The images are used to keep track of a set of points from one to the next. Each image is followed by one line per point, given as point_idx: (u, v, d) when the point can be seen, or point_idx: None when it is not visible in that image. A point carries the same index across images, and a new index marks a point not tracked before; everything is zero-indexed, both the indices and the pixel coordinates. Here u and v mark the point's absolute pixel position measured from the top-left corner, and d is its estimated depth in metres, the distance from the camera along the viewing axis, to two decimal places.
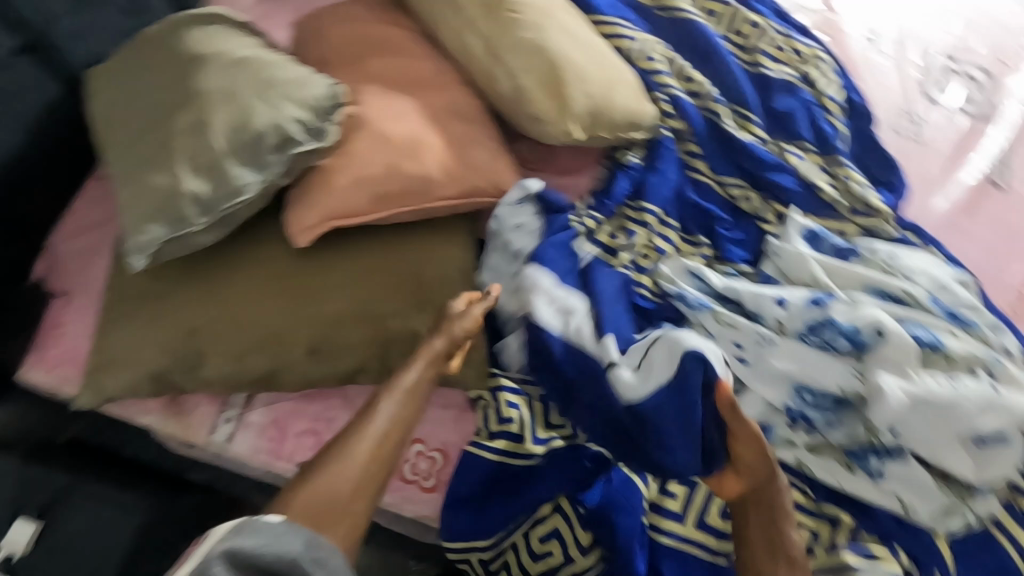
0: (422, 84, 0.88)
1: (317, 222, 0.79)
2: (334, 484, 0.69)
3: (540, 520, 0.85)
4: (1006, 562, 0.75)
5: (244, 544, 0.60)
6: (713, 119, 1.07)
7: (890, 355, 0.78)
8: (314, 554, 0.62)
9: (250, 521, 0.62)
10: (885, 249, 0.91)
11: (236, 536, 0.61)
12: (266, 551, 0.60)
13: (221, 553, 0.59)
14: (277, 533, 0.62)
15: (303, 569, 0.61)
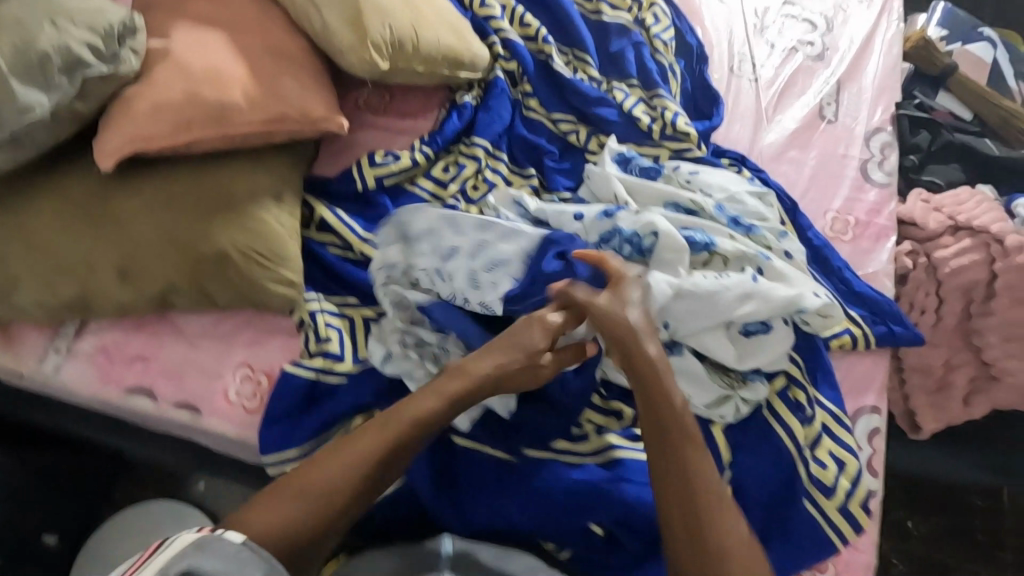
0: (234, 20, 0.92)
1: (119, 146, 0.83)
2: (288, 512, 0.66)
3: (353, 432, 0.88)
4: (779, 445, 0.82)
5: (204, 565, 0.56)
6: (545, 61, 1.12)
7: (671, 260, 0.83)
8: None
9: (210, 540, 0.59)
10: (689, 170, 0.95)
11: (198, 554, 0.57)
12: (225, 575, 0.57)
13: (180, 572, 0.55)
14: (234, 559, 0.58)
15: None
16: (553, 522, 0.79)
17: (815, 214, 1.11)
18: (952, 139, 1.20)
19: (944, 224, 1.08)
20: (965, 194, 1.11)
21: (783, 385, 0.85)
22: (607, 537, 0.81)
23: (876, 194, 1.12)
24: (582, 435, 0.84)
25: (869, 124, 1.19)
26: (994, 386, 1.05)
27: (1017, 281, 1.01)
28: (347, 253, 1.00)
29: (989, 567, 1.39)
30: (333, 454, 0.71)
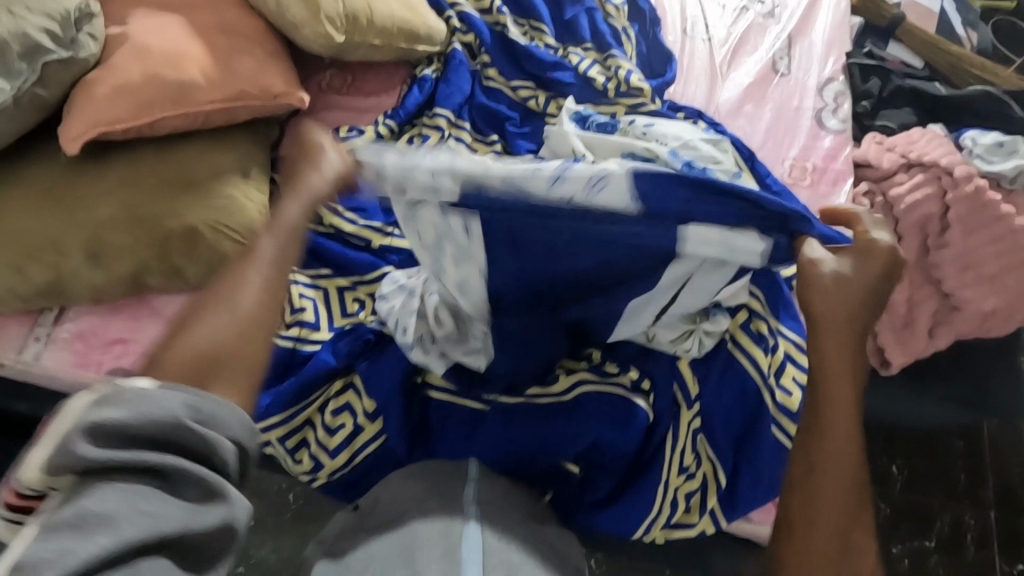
0: (191, 4, 0.95)
1: (83, 131, 0.86)
2: (202, 343, 0.71)
3: (333, 396, 0.90)
4: (746, 377, 0.84)
5: (110, 415, 0.50)
6: (501, 32, 1.15)
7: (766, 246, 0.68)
8: (201, 416, 0.54)
9: (111, 392, 0.52)
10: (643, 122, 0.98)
11: (101, 409, 0.50)
12: (146, 416, 0.51)
13: (84, 426, 0.49)
14: (152, 404, 0.52)
15: (188, 428, 0.52)
16: (529, 464, 0.82)
17: (773, 162, 1.15)
18: (902, 84, 1.23)
19: (896, 162, 1.11)
20: (917, 134, 1.14)
21: (746, 318, 0.85)
22: (581, 478, 0.85)
23: (832, 140, 1.16)
24: (552, 379, 0.85)
25: (821, 76, 1.23)
26: (955, 316, 1.08)
27: (965, 211, 1.05)
28: (318, 226, 1.01)
29: (971, 503, 1.42)
30: (232, 301, 0.75)
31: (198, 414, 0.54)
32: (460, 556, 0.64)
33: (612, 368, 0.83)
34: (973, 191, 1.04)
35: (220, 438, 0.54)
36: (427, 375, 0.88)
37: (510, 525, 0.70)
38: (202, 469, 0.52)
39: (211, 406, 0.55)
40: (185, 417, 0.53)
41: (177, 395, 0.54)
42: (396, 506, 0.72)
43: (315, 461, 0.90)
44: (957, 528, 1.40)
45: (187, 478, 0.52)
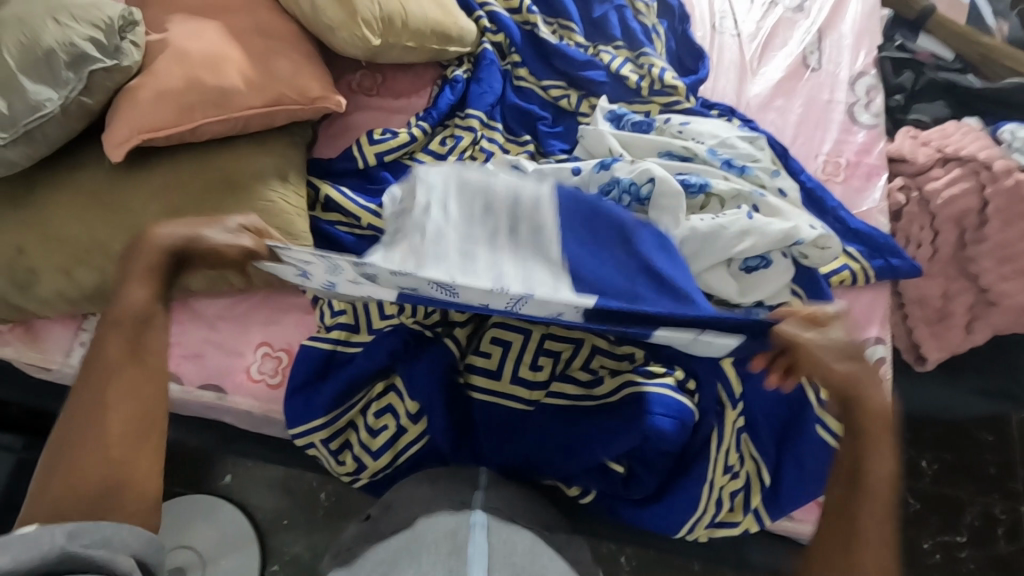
0: (228, 10, 0.96)
1: (128, 136, 0.86)
2: (81, 482, 0.65)
3: (375, 398, 0.91)
4: None
5: None
6: (531, 30, 1.14)
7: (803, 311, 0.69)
8: (83, 541, 0.58)
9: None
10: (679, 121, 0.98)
11: None
12: (25, 549, 0.55)
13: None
14: (24, 538, 0.55)
15: (77, 553, 0.56)
16: (572, 464, 0.82)
17: (806, 158, 1.13)
18: (935, 76, 1.22)
19: (933, 156, 1.11)
20: (951, 128, 1.14)
21: None
22: (626, 476, 0.83)
23: (864, 135, 1.15)
24: (599, 379, 0.86)
25: (852, 69, 1.21)
26: (992, 311, 1.06)
27: (1005, 204, 1.04)
28: (355, 226, 0.99)
29: (1002, 496, 1.41)
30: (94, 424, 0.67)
31: (83, 540, 0.58)
32: (465, 552, 0.63)
33: (659, 367, 0.83)
34: (1014, 185, 1.04)
35: (103, 556, 0.57)
36: (468, 376, 0.88)
37: (513, 527, 0.69)
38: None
39: (88, 530, 0.59)
40: (65, 544, 0.57)
41: (48, 533, 0.57)
42: (408, 513, 0.73)
43: (358, 462, 0.91)
44: (989, 522, 1.39)
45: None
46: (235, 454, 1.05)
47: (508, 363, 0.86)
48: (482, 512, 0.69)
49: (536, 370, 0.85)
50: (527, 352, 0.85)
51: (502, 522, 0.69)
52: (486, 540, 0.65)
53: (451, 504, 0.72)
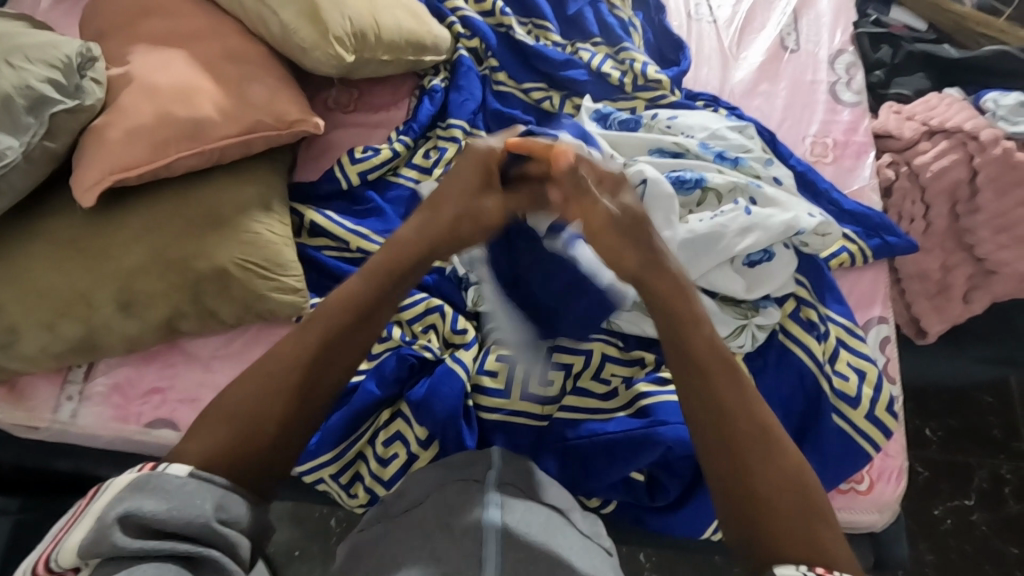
0: (193, 37, 0.92)
1: (100, 178, 0.83)
2: (246, 440, 0.64)
3: (382, 427, 0.88)
4: (803, 368, 0.85)
5: (145, 507, 0.56)
6: (507, 33, 1.11)
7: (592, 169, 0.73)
8: (224, 516, 0.58)
9: (157, 479, 0.58)
10: (667, 115, 0.96)
11: (136, 498, 0.56)
12: (172, 514, 0.56)
13: (118, 516, 0.55)
14: (185, 494, 0.57)
15: (213, 531, 0.57)
16: (590, 478, 0.80)
17: (794, 141, 1.12)
18: (913, 49, 1.22)
19: (919, 130, 1.10)
20: (935, 99, 1.14)
21: (794, 307, 0.87)
22: (648, 483, 0.82)
23: (849, 113, 1.14)
24: (612, 389, 0.84)
25: (831, 47, 1.20)
26: (993, 279, 1.07)
27: (997, 173, 1.05)
28: (345, 251, 0.98)
29: (1007, 457, 1.42)
30: (252, 401, 0.66)
31: (225, 516, 0.58)
32: (482, 535, 0.60)
33: (669, 374, 0.82)
34: (1002, 154, 1.04)
35: (236, 536, 0.58)
36: (479, 398, 0.85)
37: (530, 507, 0.65)
38: (222, 554, 0.56)
39: (234, 504, 0.59)
40: (213, 515, 0.57)
41: (199, 496, 0.58)
42: (421, 492, 0.70)
43: (370, 493, 0.88)
44: (996, 482, 1.41)
45: (207, 562, 0.55)
46: None
47: (517, 380, 0.85)
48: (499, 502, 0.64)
49: (548, 384, 0.84)
50: (536, 368, 0.85)
51: (518, 497, 0.66)
52: (500, 534, 0.61)
53: (462, 481, 0.68)
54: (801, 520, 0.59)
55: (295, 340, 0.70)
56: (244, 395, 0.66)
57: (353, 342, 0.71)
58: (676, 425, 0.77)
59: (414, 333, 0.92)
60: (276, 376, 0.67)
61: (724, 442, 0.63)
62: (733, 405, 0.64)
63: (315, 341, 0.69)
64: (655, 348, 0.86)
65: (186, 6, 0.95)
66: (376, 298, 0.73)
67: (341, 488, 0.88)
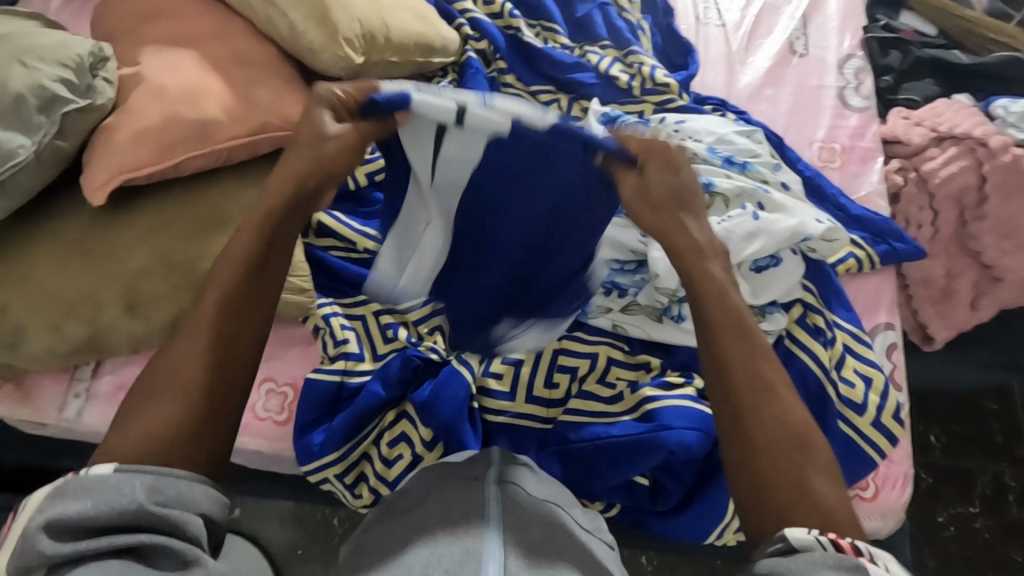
0: (203, 38, 0.93)
1: (108, 179, 0.83)
2: (164, 423, 0.60)
3: (386, 428, 0.89)
4: (809, 375, 0.84)
5: (68, 510, 0.53)
6: (514, 35, 1.11)
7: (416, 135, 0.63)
8: (160, 498, 0.56)
9: (74, 481, 0.55)
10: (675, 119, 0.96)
11: (58, 504, 0.54)
12: (99, 508, 0.54)
13: (42, 523, 0.53)
14: (109, 488, 0.55)
15: (150, 514, 0.54)
16: (594, 481, 0.80)
17: (800, 146, 1.12)
18: (922, 54, 1.21)
19: (927, 136, 1.10)
20: (943, 105, 1.14)
21: (800, 313, 0.87)
22: (651, 487, 0.83)
23: (857, 118, 1.13)
24: (617, 393, 0.84)
25: (839, 52, 1.20)
26: (998, 286, 1.06)
27: (1003, 180, 1.04)
28: (351, 252, 0.99)
29: (1011, 463, 1.42)
30: (168, 385, 0.62)
31: (160, 498, 0.56)
32: (481, 531, 0.60)
33: (675, 379, 0.82)
34: (1011, 161, 1.04)
35: (183, 514, 0.56)
36: (485, 400, 0.85)
37: (532, 505, 0.65)
38: (169, 538, 0.54)
39: (170, 484, 0.57)
40: (145, 501, 0.55)
41: (124, 486, 0.55)
42: (422, 491, 0.69)
43: (375, 494, 0.89)
44: (1000, 489, 1.40)
45: (153, 548, 0.54)
46: (247, 492, 1.03)
47: (522, 383, 0.85)
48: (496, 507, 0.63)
49: (553, 387, 0.84)
50: (540, 371, 0.85)
51: (517, 495, 0.65)
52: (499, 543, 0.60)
53: (463, 477, 0.68)
54: (805, 472, 0.59)
55: (198, 318, 0.66)
56: (162, 378, 0.63)
57: (258, 296, 0.67)
58: (680, 430, 0.77)
59: (420, 334, 0.93)
60: (202, 348, 0.64)
61: (727, 399, 0.62)
62: (747, 354, 0.63)
63: (219, 309, 0.66)
64: (658, 353, 0.86)
65: (196, 7, 0.96)
66: (263, 250, 0.68)
67: (346, 488, 0.89)
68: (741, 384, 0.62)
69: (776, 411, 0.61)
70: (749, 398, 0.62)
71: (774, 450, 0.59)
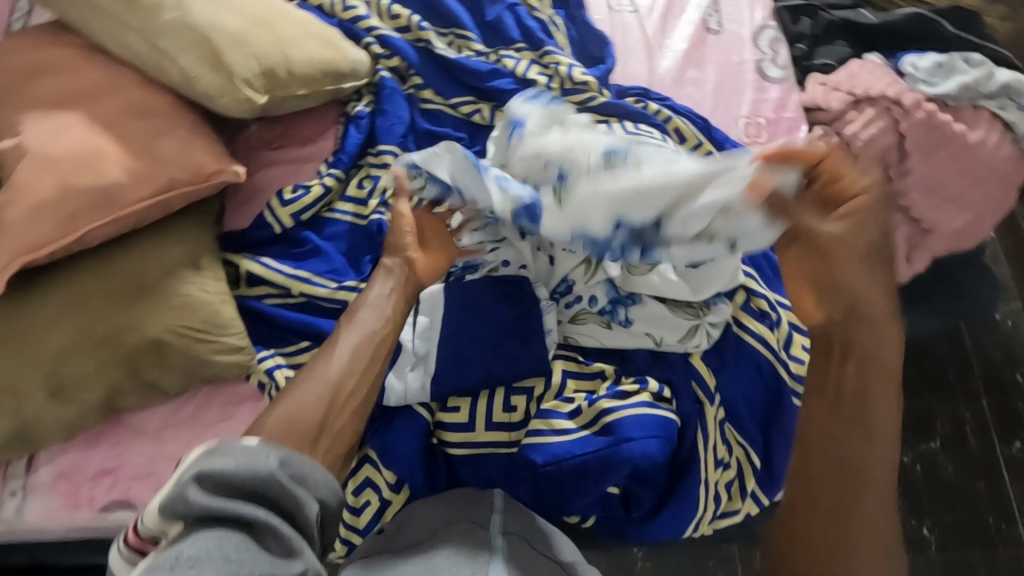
0: (89, 94, 0.86)
1: (4, 264, 0.77)
2: (307, 405, 0.72)
3: (349, 477, 0.85)
4: (760, 359, 0.85)
5: (214, 467, 0.61)
6: (426, 48, 1.07)
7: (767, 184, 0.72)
8: (291, 474, 0.64)
9: (222, 445, 0.63)
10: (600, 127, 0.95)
11: (207, 460, 0.62)
12: (241, 472, 0.61)
13: (195, 476, 0.60)
14: (251, 454, 0.63)
15: (279, 482, 0.62)
16: (566, 499, 0.80)
17: (728, 124, 1.12)
18: (832, 18, 1.23)
19: (845, 101, 1.12)
20: (857, 67, 1.16)
21: (744, 299, 0.87)
22: (623, 496, 0.82)
23: (778, 90, 1.14)
24: (575, 407, 0.83)
25: (753, 25, 1.20)
26: (929, 239, 1.09)
27: (923, 136, 1.07)
28: (287, 297, 0.95)
29: (965, 399, 1.39)
30: (323, 356, 0.76)
31: (291, 470, 0.64)
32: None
33: (630, 387, 0.82)
34: (925, 117, 1.06)
35: (303, 498, 0.63)
36: (441, 434, 0.84)
37: (535, 560, 0.71)
38: (283, 521, 0.61)
39: (299, 462, 0.65)
40: (278, 469, 0.63)
41: (324, 473, 0.66)
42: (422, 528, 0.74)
43: (349, 543, 0.85)
44: (958, 425, 1.37)
45: (270, 530, 0.60)
46: None
47: (480, 413, 0.84)
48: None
49: (511, 410, 0.84)
50: (495, 397, 0.84)
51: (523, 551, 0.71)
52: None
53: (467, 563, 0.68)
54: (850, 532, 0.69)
55: (356, 316, 0.79)
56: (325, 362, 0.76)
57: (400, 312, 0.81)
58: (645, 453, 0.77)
59: None
60: (355, 346, 0.77)
61: (857, 471, 0.71)
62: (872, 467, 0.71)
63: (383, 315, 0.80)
64: (614, 359, 0.86)
65: (79, 61, 0.89)
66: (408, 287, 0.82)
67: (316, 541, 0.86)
68: (875, 421, 0.72)
69: (884, 459, 0.71)
70: (869, 415, 0.72)
71: (858, 502, 0.69)
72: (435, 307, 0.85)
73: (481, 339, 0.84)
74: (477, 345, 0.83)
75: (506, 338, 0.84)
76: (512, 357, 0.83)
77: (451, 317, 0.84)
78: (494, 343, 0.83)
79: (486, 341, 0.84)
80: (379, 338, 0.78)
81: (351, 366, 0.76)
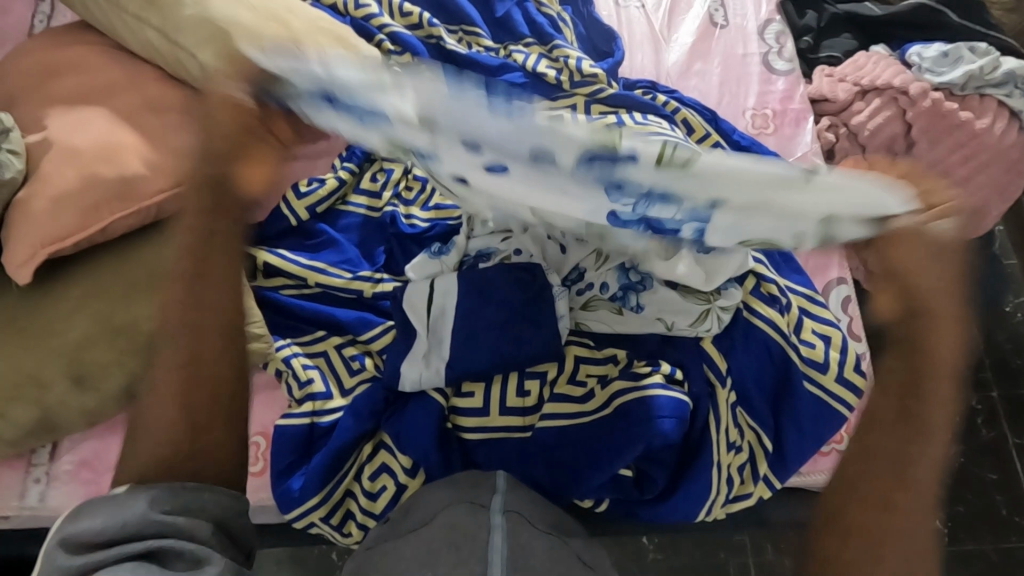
0: (111, 90, 0.89)
1: (31, 254, 0.80)
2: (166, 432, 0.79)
3: (366, 462, 0.87)
4: (771, 343, 0.87)
5: (82, 528, 0.64)
6: (437, 44, 1.09)
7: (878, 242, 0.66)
8: (163, 507, 0.66)
9: (84, 507, 0.66)
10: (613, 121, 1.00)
11: (72, 524, 0.65)
12: (112, 523, 0.65)
13: (59, 543, 0.64)
14: (115, 505, 0.66)
15: (153, 518, 0.65)
16: (580, 479, 0.81)
17: (735, 116, 1.13)
18: (837, 11, 1.25)
19: (852, 91, 1.13)
20: (863, 59, 1.17)
21: (755, 284, 0.89)
22: (636, 478, 0.84)
23: (784, 82, 1.15)
24: (588, 391, 0.85)
25: (759, 19, 1.22)
26: None
27: (928, 124, 1.08)
28: (302, 287, 0.96)
29: (975, 388, 1.39)
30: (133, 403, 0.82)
31: (160, 504, 0.66)
32: (487, 557, 0.62)
33: (643, 368, 0.84)
34: (931, 105, 1.07)
35: (184, 522, 0.66)
36: (457, 419, 0.86)
37: (537, 533, 0.67)
38: (176, 541, 0.65)
39: (172, 494, 0.68)
40: (149, 509, 0.66)
41: (209, 493, 0.69)
42: (426, 509, 0.71)
43: (365, 529, 0.87)
44: (969, 415, 1.37)
45: (169, 552, 0.64)
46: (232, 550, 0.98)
47: (494, 398, 0.85)
48: (502, 513, 0.67)
49: (524, 394, 0.85)
50: (508, 382, 0.85)
51: (521, 525, 0.67)
52: (505, 544, 0.63)
53: (468, 503, 0.69)
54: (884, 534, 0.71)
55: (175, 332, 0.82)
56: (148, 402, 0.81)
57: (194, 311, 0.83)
58: (660, 429, 0.79)
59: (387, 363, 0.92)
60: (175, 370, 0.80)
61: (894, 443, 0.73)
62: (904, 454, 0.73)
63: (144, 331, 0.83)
64: (626, 344, 0.88)
65: (101, 59, 0.92)
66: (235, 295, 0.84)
67: (332, 528, 0.87)
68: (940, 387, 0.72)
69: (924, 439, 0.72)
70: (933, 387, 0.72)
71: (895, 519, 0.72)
72: (449, 292, 0.85)
73: (494, 324, 0.84)
74: (490, 327, 0.84)
75: (520, 321, 0.84)
76: (526, 343, 0.84)
77: (464, 306, 0.85)
78: (509, 329, 0.84)
79: (499, 327, 0.84)
80: (223, 329, 0.83)
81: (162, 393, 0.81)
